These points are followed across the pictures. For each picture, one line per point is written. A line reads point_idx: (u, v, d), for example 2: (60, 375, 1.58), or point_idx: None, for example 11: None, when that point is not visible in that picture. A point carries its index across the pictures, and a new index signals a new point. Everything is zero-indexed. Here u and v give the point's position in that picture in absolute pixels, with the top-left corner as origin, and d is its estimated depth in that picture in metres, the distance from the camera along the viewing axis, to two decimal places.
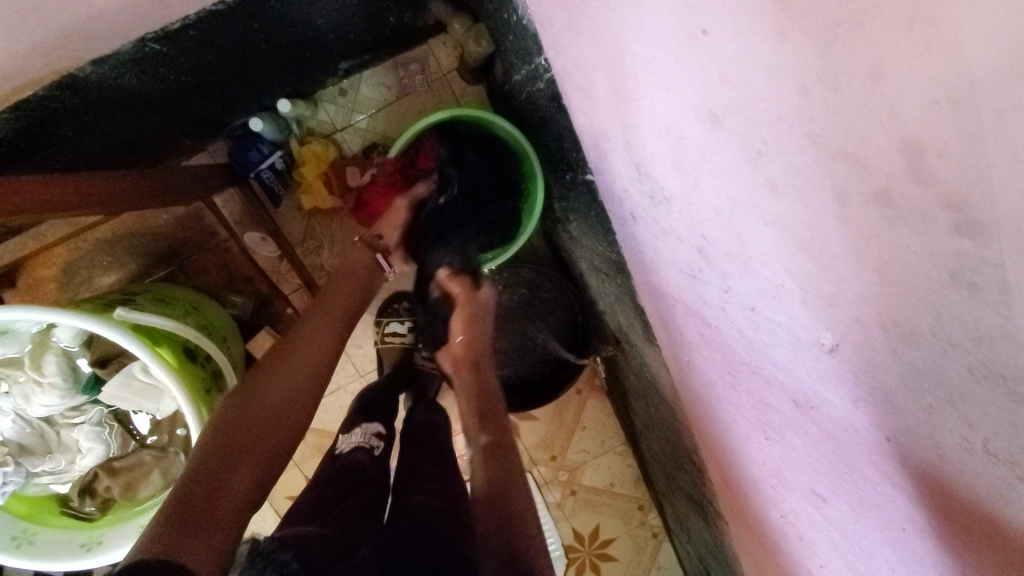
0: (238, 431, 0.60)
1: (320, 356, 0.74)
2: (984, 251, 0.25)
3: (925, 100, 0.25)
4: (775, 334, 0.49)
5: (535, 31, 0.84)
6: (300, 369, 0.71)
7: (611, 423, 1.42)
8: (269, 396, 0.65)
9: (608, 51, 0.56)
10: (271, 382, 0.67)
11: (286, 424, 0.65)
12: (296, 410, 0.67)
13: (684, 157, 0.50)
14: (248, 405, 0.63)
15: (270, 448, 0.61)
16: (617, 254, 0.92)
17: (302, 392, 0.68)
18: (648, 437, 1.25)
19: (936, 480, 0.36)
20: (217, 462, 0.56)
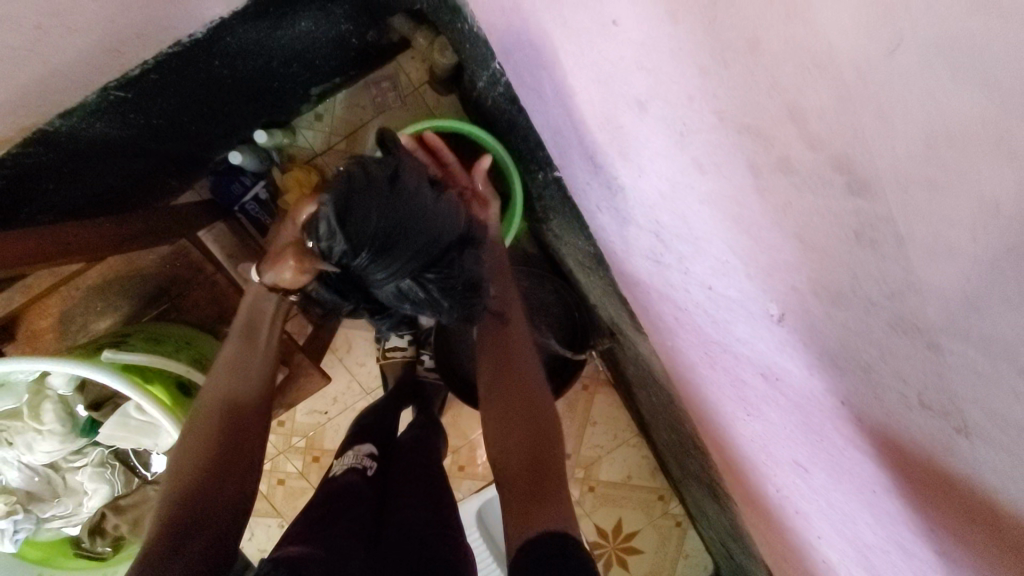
0: (183, 492, 0.60)
1: (247, 403, 0.72)
2: (876, 207, 0.25)
3: (798, 68, 0.25)
4: (733, 311, 0.49)
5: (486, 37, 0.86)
6: (230, 419, 0.69)
7: (621, 416, 1.42)
8: (207, 453, 0.64)
9: (546, 51, 0.57)
10: (202, 440, 0.66)
11: (235, 471, 0.64)
12: (242, 456, 0.66)
13: (627, 146, 0.50)
14: (185, 469, 0.63)
15: (225, 500, 0.61)
16: (596, 248, 0.92)
17: (240, 442, 0.68)
18: (657, 428, 1.25)
19: (890, 440, 0.36)
20: (170, 531, 0.56)
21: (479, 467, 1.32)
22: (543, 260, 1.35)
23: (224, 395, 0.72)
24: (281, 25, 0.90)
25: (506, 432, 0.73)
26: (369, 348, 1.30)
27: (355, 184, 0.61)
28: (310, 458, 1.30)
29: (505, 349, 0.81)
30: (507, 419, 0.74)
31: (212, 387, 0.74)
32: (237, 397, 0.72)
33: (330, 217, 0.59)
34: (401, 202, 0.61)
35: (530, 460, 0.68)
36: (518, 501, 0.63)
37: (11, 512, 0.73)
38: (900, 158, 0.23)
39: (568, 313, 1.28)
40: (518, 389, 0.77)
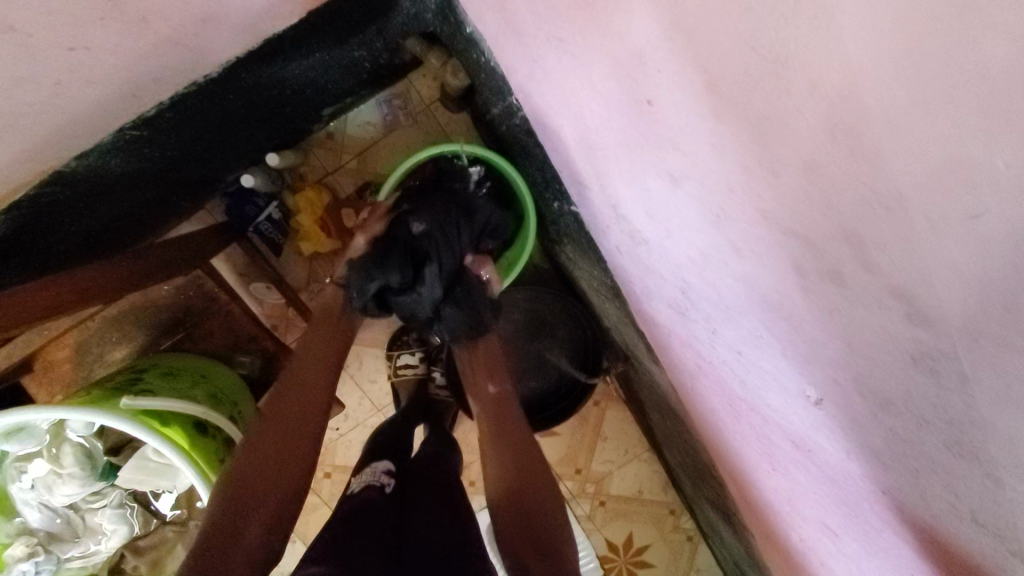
0: (239, 487, 0.65)
1: (313, 396, 0.76)
2: (939, 341, 0.24)
3: (860, 200, 0.24)
4: (764, 379, 0.48)
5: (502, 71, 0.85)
6: (294, 411, 0.74)
7: (633, 432, 1.41)
8: (268, 446, 0.69)
9: (569, 103, 0.56)
10: (266, 433, 0.70)
11: (291, 473, 0.69)
12: (294, 458, 0.70)
13: (653, 208, 0.49)
14: (250, 454, 0.68)
15: (277, 500, 0.66)
16: (611, 279, 0.91)
17: (298, 438, 0.72)
18: (670, 447, 1.24)
19: (934, 536, 0.35)
20: (220, 526, 0.61)
21: None
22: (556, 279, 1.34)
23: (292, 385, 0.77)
24: (295, 57, 0.89)
25: (512, 509, 0.71)
26: (380, 365, 1.31)
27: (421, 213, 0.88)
28: (325, 474, 1.30)
29: (511, 439, 0.80)
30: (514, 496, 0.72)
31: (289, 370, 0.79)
32: (304, 384, 0.77)
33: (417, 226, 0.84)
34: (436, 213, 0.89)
35: (538, 553, 0.64)
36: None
37: (31, 554, 0.74)
38: (974, 312, 0.22)
39: (580, 332, 1.27)
40: (523, 468, 0.76)
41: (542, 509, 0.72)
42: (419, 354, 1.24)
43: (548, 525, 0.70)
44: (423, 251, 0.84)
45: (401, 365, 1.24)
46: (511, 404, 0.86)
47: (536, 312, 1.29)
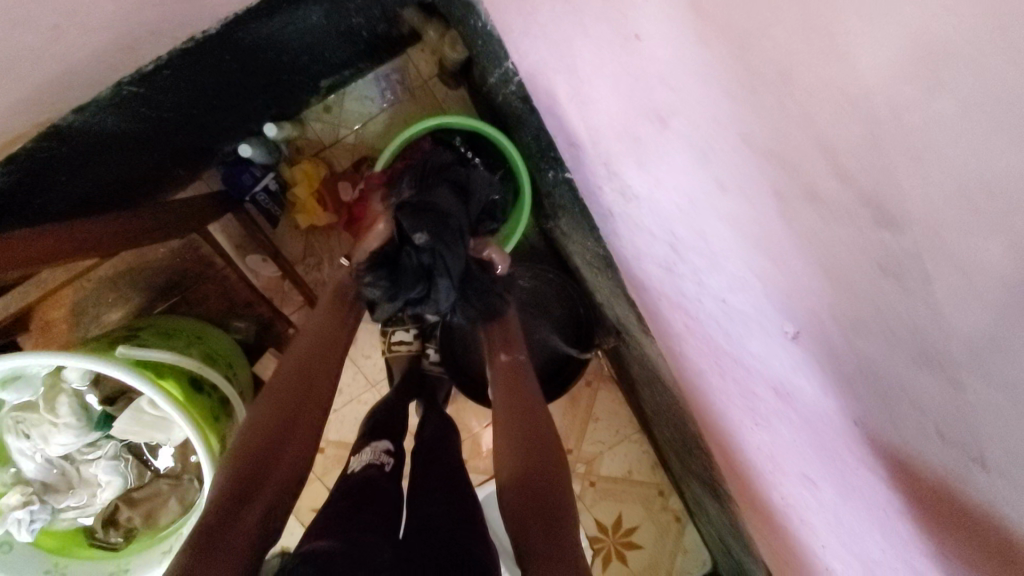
0: (245, 455, 0.67)
1: (317, 378, 0.79)
2: (904, 244, 0.26)
3: (832, 103, 0.26)
4: (747, 326, 0.50)
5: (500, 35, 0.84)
6: (299, 392, 0.76)
7: (623, 412, 1.43)
8: (270, 428, 0.70)
9: (563, 56, 0.57)
10: (271, 410, 0.73)
11: (291, 453, 0.70)
12: (297, 433, 0.72)
13: (643, 157, 0.50)
14: (251, 435, 0.69)
15: (281, 472, 0.67)
16: (603, 249, 0.93)
17: (302, 415, 0.74)
18: (659, 425, 1.26)
19: (902, 461, 0.37)
20: (228, 494, 0.62)
21: (484, 461, 1.34)
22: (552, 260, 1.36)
23: (295, 371, 0.78)
24: (295, 20, 0.90)
25: (517, 473, 0.73)
26: (374, 340, 1.32)
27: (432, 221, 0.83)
28: (323, 451, 1.31)
29: (522, 409, 0.83)
30: (520, 463, 0.74)
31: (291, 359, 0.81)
32: (306, 371, 0.79)
33: (432, 243, 0.82)
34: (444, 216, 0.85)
35: (537, 511, 0.67)
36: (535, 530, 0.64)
37: (27, 502, 0.74)
38: (935, 205, 0.23)
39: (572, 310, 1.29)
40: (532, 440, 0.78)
41: (549, 474, 0.73)
42: (413, 330, 1.22)
43: (550, 483, 0.72)
44: (432, 264, 0.82)
45: (394, 342, 1.23)
46: (524, 379, 0.89)
47: (531, 292, 1.31)
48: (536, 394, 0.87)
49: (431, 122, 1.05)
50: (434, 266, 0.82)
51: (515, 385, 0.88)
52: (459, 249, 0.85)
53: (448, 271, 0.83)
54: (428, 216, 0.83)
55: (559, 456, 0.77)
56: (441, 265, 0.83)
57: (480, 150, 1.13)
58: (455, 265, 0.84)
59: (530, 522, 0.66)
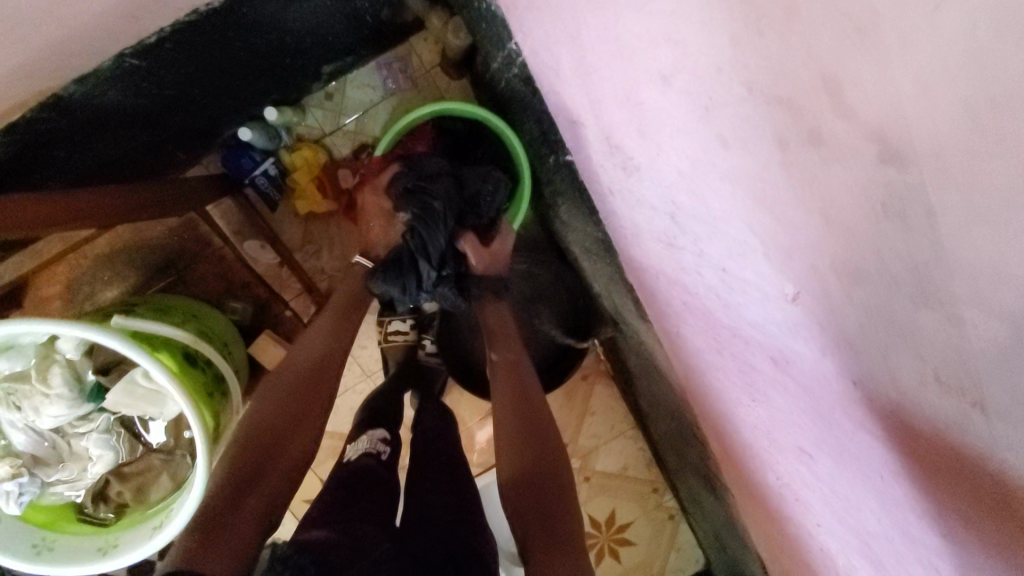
0: (248, 448, 0.66)
1: (324, 373, 0.78)
2: (907, 177, 0.26)
3: (837, 34, 0.26)
4: (747, 294, 0.50)
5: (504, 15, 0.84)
6: (305, 386, 0.76)
7: (619, 407, 1.43)
8: (274, 423, 0.70)
9: (569, 28, 0.57)
10: (279, 403, 0.72)
11: (294, 448, 0.69)
12: (303, 428, 0.72)
13: (646, 124, 0.50)
14: (256, 428, 0.69)
15: (285, 463, 0.67)
16: (603, 234, 0.93)
17: (308, 410, 0.74)
18: (655, 418, 1.26)
19: (901, 418, 0.37)
20: (230, 486, 0.62)
21: (478, 453, 1.33)
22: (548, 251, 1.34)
23: (304, 365, 0.78)
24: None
25: (518, 461, 0.73)
26: (371, 330, 1.31)
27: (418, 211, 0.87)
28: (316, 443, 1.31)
29: (522, 401, 0.83)
30: (519, 455, 0.73)
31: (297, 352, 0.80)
32: (314, 366, 0.78)
33: (412, 231, 0.86)
34: (430, 206, 0.88)
35: (538, 508, 0.67)
36: (536, 527, 0.65)
37: (16, 475, 0.74)
38: (938, 126, 0.23)
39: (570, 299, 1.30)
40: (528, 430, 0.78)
41: (548, 465, 0.73)
42: (410, 321, 1.20)
43: (549, 474, 0.72)
44: (413, 251, 0.86)
45: (391, 331, 1.20)
46: (523, 370, 0.89)
47: (529, 285, 1.31)
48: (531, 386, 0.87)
49: (429, 107, 1.05)
50: (413, 248, 0.86)
51: (515, 376, 0.87)
52: (442, 237, 0.88)
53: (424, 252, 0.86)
54: (411, 205, 0.88)
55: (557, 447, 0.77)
56: (421, 251, 0.86)
57: (484, 139, 1.13)
58: (436, 251, 0.87)
59: (530, 518, 0.66)
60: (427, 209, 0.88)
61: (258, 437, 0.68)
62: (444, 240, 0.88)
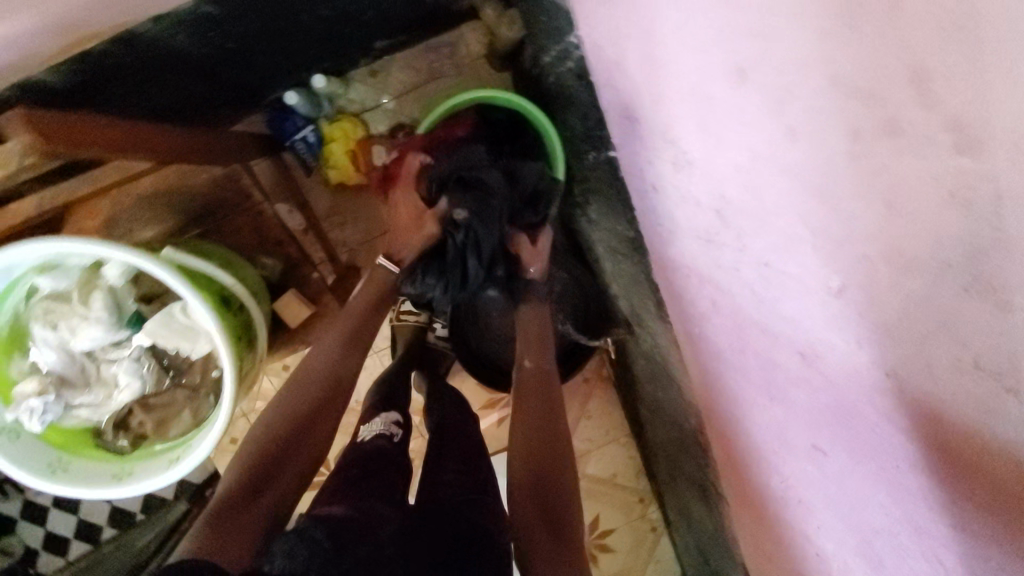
0: (261, 452, 0.73)
1: (338, 380, 0.84)
2: (987, 163, 0.30)
3: (935, 32, 0.31)
4: (785, 289, 0.52)
5: (568, 10, 0.88)
6: (318, 393, 0.81)
7: (615, 415, 1.45)
8: (285, 428, 0.76)
9: (644, 22, 0.60)
10: (291, 409, 0.79)
11: (302, 454, 0.76)
12: (311, 435, 0.78)
13: (709, 117, 0.54)
14: (269, 432, 0.76)
15: (291, 468, 0.74)
16: (635, 232, 0.96)
17: (318, 417, 0.80)
18: (653, 425, 1.28)
19: (931, 407, 0.40)
20: (241, 486, 0.69)
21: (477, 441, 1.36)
22: (568, 247, 1.36)
23: (320, 371, 0.83)
24: None
25: (531, 481, 0.80)
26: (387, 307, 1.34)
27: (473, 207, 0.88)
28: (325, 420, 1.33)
29: (544, 415, 0.89)
30: (532, 471, 0.80)
31: (314, 355, 0.85)
32: (329, 372, 0.83)
33: (466, 226, 0.87)
34: (485, 203, 0.89)
35: (547, 533, 0.73)
36: (544, 554, 0.71)
37: (43, 392, 0.75)
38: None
39: (583, 299, 1.33)
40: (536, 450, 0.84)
41: (556, 484, 0.80)
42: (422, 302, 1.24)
43: (559, 495, 0.79)
44: (467, 246, 0.88)
45: (403, 311, 1.24)
46: (546, 382, 0.94)
47: (552, 281, 1.30)
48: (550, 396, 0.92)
49: (469, 93, 1.09)
50: (464, 245, 0.88)
51: (539, 388, 0.93)
52: (491, 236, 0.89)
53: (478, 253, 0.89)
54: (467, 198, 0.88)
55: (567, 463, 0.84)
56: (472, 249, 0.88)
57: (519, 132, 1.15)
58: (485, 250, 0.89)
59: (541, 540, 0.72)
60: (481, 206, 0.89)
61: (269, 443, 0.74)
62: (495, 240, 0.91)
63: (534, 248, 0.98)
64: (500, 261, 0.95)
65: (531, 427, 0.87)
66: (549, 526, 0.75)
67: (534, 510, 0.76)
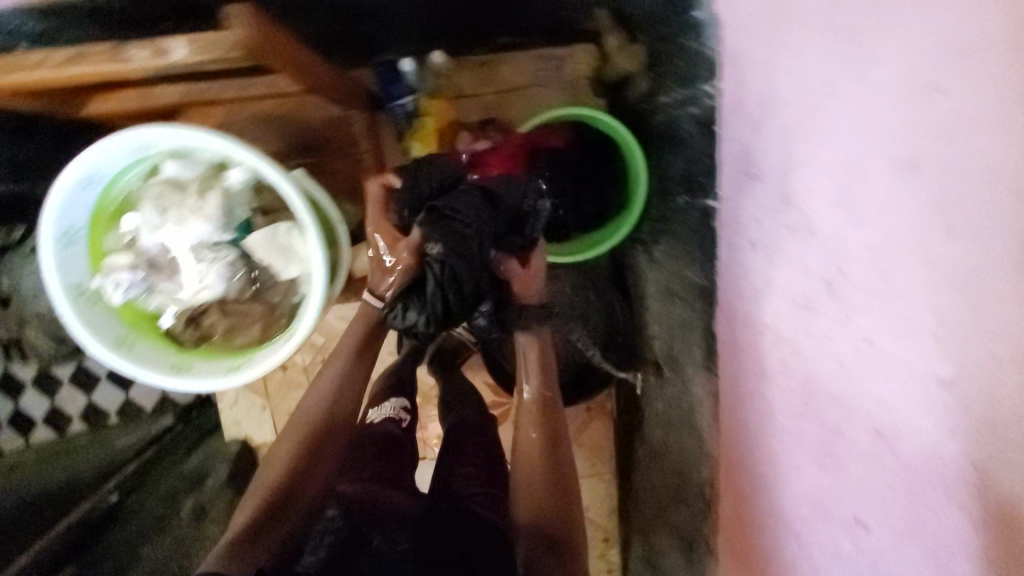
0: (271, 492, 0.86)
1: (334, 423, 0.97)
2: None
3: None
4: (884, 367, 0.57)
5: (714, 58, 0.89)
6: (315, 437, 0.94)
7: (606, 449, 1.59)
8: (289, 469, 0.89)
9: (812, 90, 0.65)
10: (292, 452, 0.91)
11: (305, 490, 0.89)
12: (312, 472, 0.91)
13: (856, 195, 0.59)
14: (276, 472, 0.89)
15: (297, 504, 0.87)
16: (708, 282, 1.00)
17: (316, 456, 0.92)
18: (648, 471, 1.35)
19: (1009, 502, 0.47)
20: (252, 526, 0.82)
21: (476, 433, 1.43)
22: (615, 282, 1.51)
23: (316, 415, 0.96)
24: None
25: (541, 498, 0.88)
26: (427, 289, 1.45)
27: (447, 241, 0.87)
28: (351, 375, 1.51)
29: (548, 430, 0.97)
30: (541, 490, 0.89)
31: (315, 394, 0.98)
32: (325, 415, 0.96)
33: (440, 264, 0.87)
34: (459, 235, 0.88)
35: (551, 555, 0.83)
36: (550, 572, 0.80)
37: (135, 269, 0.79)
38: None
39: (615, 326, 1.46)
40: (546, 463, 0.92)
41: (562, 503, 0.89)
42: None
43: (566, 517, 0.88)
44: (443, 279, 0.87)
45: None
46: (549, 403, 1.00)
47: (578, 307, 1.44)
48: (557, 419, 0.99)
49: (568, 107, 1.26)
50: (442, 279, 0.88)
51: (541, 410, 1.00)
52: (473, 263, 0.89)
53: (456, 285, 0.88)
54: (439, 231, 0.88)
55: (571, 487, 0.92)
56: (447, 282, 0.88)
57: (603, 159, 1.35)
58: (466, 280, 0.89)
59: (546, 565, 0.81)
60: (455, 246, 0.88)
61: (277, 484, 0.87)
62: (478, 270, 0.91)
63: (528, 271, 1.00)
64: (486, 288, 0.95)
65: (539, 444, 0.95)
66: (561, 566, 0.83)
67: (543, 519, 0.87)
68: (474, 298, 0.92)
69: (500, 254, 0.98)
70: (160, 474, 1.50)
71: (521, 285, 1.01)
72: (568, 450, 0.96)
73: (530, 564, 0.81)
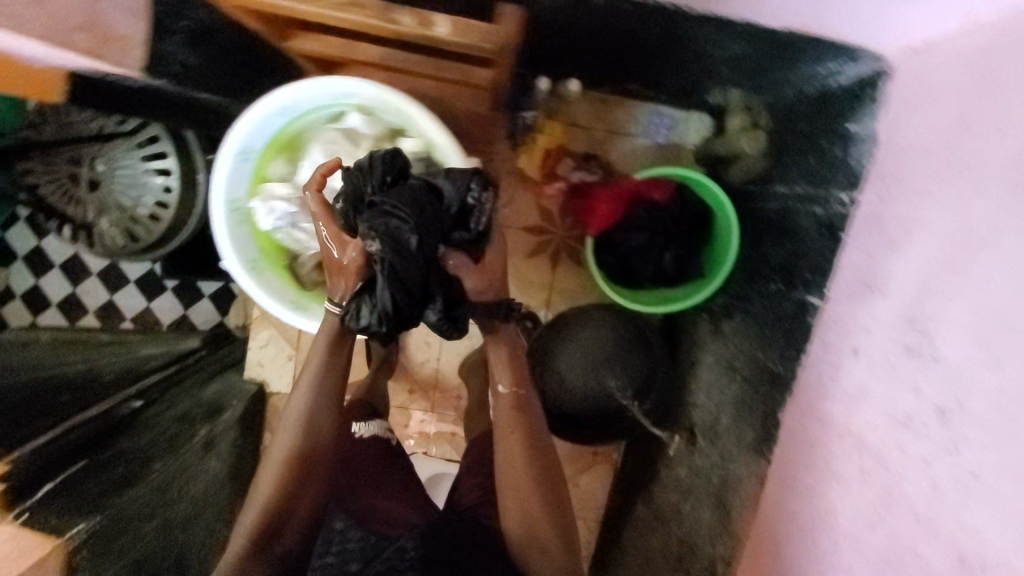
0: (265, 515, 0.98)
1: (309, 449, 1.02)
2: None
3: None
4: (986, 501, 0.61)
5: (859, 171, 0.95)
6: (292, 466, 1.00)
7: (597, 499, 1.76)
8: (274, 493, 0.99)
9: (972, 230, 0.70)
10: (275, 482, 0.99)
11: (300, 501, 1.02)
12: (296, 489, 1.01)
13: (994, 337, 0.63)
14: (268, 497, 0.99)
15: (295, 515, 1.01)
16: (781, 370, 1.04)
17: (304, 477, 1.02)
18: (652, 531, 1.40)
19: None
20: (256, 544, 0.96)
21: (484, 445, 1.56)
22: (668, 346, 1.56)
23: (294, 441, 1.02)
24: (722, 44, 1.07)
25: (537, 503, 1.02)
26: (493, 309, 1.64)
27: (392, 235, 0.89)
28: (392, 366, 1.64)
29: (523, 442, 1.04)
30: (538, 499, 1.02)
31: (296, 413, 1.03)
32: (303, 441, 1.02)
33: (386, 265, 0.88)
34: (399, 227, 0.90)
35: (539, 547, 1.02)
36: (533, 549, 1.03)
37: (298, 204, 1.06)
38: None
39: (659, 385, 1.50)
40: (537, 475, 1.03)
41: (553, 511, 1.03)
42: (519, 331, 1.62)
43: (557, 525, 1.03)
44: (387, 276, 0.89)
45: None
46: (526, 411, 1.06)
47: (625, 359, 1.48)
48: (540, 420, 1.07)
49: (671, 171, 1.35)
50: (390, 275, 0.89)
51: (513, 420, 1.05)
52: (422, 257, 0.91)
53: (405, 279, 0.90)
54: (383, 222, 0.89)
55: (556, 501, 1.04)
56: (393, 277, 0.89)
57: (701, 227, 1.39)
58: (415, 277, 0.90)
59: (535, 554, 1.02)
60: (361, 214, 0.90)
61: (269, 511, 0.98)
62: (427, 265, 0.92)
63: (481, 269, 1.03)
64: (435, 280, 0.97)
65: (524, 455, 1.03)
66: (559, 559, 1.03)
67: (541, 519, 1.02)
68: (423, 294, 0.95)
69: (444, 247, 0.99)
70: (178, 396, 1.49)
71: (471, 282, 1.02)
72: (546, 452, 1.05)
73: (526, 541, 1.03)
